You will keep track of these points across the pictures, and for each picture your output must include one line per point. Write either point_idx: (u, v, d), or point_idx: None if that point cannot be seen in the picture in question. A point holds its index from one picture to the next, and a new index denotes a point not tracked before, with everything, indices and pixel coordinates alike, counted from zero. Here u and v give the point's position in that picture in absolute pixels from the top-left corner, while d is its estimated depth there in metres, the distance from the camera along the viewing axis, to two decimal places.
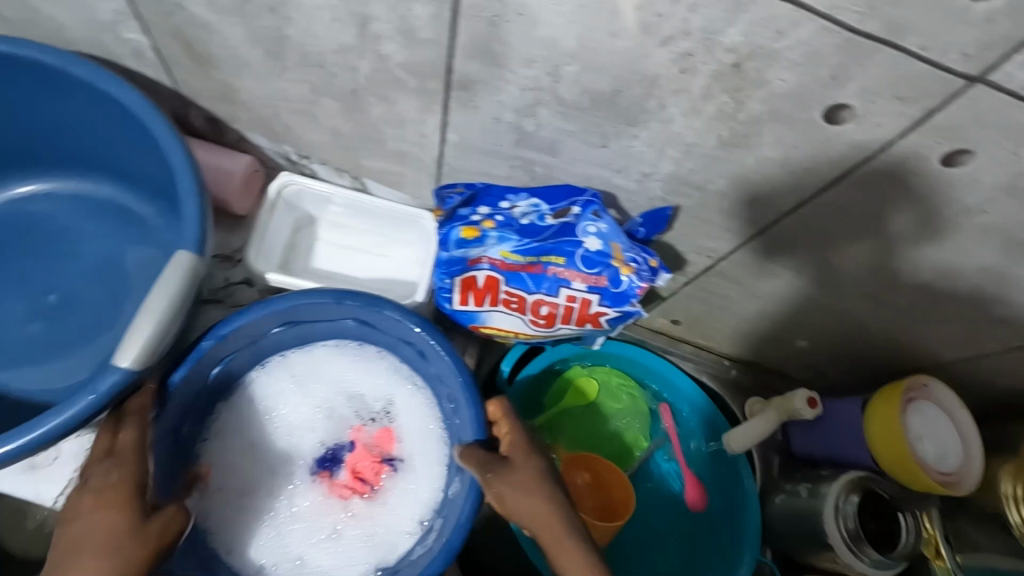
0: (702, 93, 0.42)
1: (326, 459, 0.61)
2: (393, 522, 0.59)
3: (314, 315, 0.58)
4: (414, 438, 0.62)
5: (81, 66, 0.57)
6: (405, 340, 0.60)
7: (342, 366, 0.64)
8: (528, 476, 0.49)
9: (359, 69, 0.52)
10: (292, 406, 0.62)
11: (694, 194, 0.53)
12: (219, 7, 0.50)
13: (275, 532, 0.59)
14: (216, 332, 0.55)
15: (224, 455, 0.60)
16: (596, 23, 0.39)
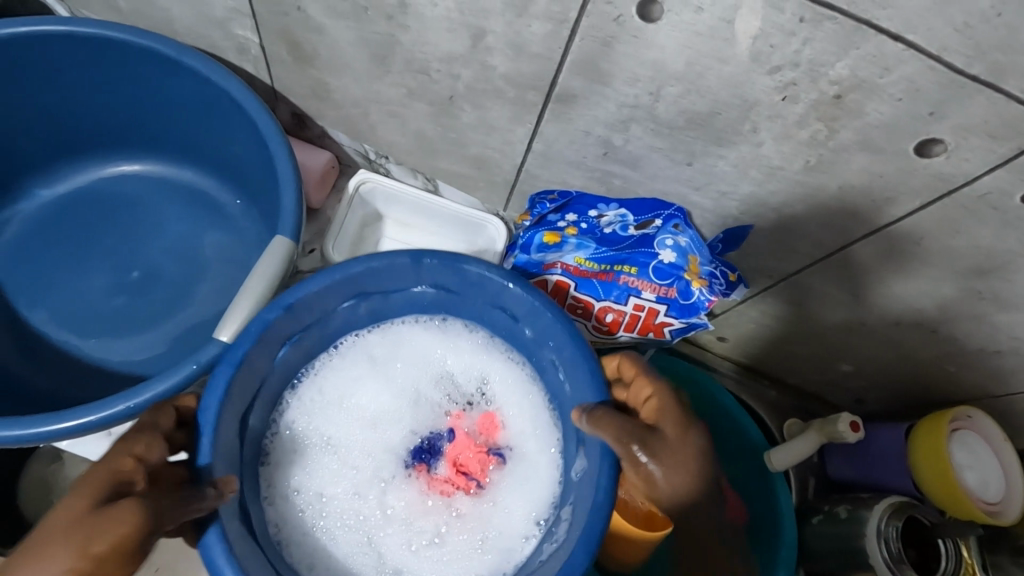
0: (798, 120, 0.45)
1: (422, 450, 0.56)
2: (506, 525, 0.53)
3: (389, 282, 0.54)
4: (517, 422, 0.57)
5: (195, 58, 0.61)
6: (496, 305, 0.55)
7: (430, 341, 0.59)
8: (678, 453, 0.46)
9: (461, 77, 0.55)
10: (374, 393, 0.57)
11: (770, 216, 0.56)
12: (335, 11, 0.53)
13: (363, 535, 0.53)
14: (281, 302, 0.49)
15: (302, 448, 0.55)
16: (708, 50, 0.42)
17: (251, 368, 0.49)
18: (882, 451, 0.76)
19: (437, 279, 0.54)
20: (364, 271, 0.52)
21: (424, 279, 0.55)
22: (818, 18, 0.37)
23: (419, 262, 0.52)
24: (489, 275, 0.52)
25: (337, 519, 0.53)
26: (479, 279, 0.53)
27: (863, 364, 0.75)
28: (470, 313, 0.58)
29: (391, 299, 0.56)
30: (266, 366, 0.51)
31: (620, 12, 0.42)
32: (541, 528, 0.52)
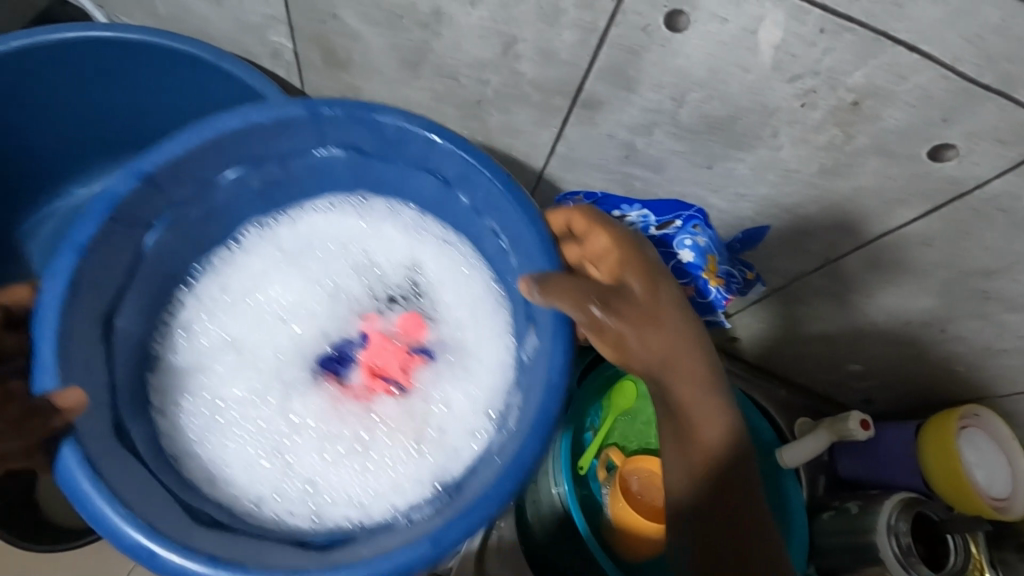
0: (816, 125, 0.47)
1: (333, 359, 0.54)
2: (446, 427, 0.52)
3: (276, 151, 0.50)
4: (450, 317, 0.56)
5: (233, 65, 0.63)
6: (412, 165, 0.52)
7: (348, 222, 0.57)
8: (646, 306, 0.45)
9: (490, 82, 0.57)
10: (285, 287, 0.56)
11: (786, 218, 0.58)
12: (371, 18, 0.56)
13: (268, 447, 0.51)
14: (139, 167, 0.46)
15: (197, 353, 0.53)
16: (731, 58, 0.44)
17: (99, 259, 0.45)
18: (893, 450, 0.78)
19: (344, 135, 0.50)
20: (239, 127, 0.47)
21: (329, 141, 0.51)
22: (838, 29, 0.39)
23: (319, 112, 0.48)
24: (405, 125, 0.49)
25: (236, 426, 0.52)
26: (396, 133, 0.49)
27: (872, 363, 0.76)
28: (389, 186, 0.56)
29: (290, 164, 0.52)
30: (130, 254, 0.48)
31: (648, 21, 0.44)
32: (491, 420, 0.51)
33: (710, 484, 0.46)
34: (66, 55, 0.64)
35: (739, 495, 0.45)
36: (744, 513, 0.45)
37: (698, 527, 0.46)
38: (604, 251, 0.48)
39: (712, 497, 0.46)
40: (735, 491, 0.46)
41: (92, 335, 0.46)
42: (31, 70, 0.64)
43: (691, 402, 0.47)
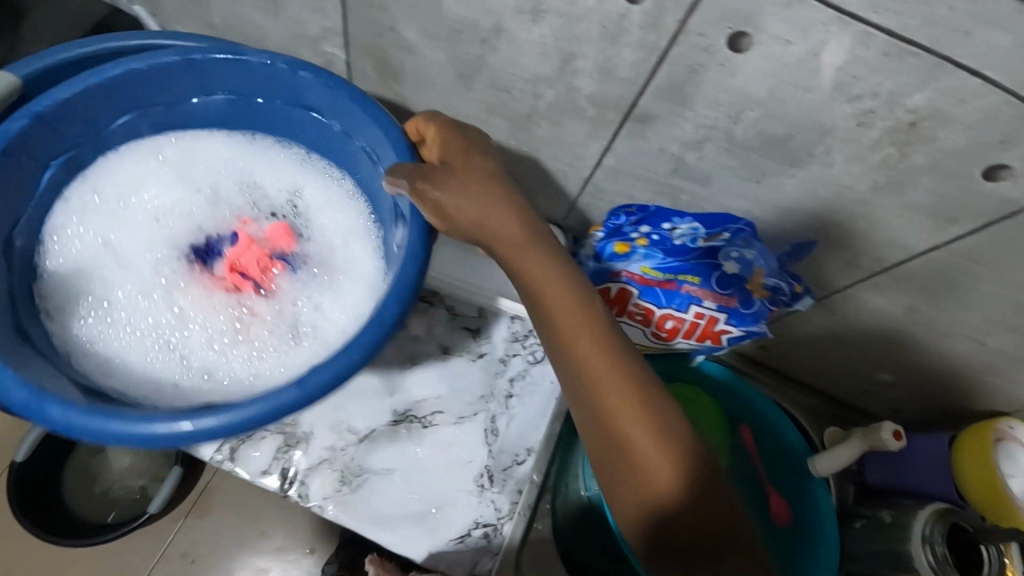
0: (871, 144, 0.48)
1: (202, 252, 0.62)
2: (323, 314, 0.61)
3: (161, 89, 0.58)
4: (320, 232, 0.64)
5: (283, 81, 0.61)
6: (296, 104, 0.60)
7: (223, 149, 0.65)
8: (459, 175, 0.51)
9: (543, 96, 0.59)
10: (162, 193, 0.63)
11: (832, 231, 0.59)
12: (430, 33, 0.57)
13: (156, 338, 0.58)
14: (30, 108, 0.52)
15: (82, 249, 0.60)
16: (792, 79, 0.45)
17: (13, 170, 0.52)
18: (925, 459, 0.78)
19: (224, 79, 0.58)
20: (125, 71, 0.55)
21: (210, 86, 0.59)
22: (903, 54, 0.40)
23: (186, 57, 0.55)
24: (268, 62, 0.56)
25: (126, 324, 0.58)
26: (263, 68, 0.57)
27: (907, 375, 0.77)
28: (270, 122, 0.64)
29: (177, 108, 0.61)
30: (26, 188, 0.56)
31: (711, 42, 0.45)
32: (360, 317, 0.60)
33: (621, 434, 0.47)
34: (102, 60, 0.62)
35: (649, 429, 0.46)
36: (660, 446, 0.46)
37: (621, 484, 0.47)
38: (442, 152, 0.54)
39: (639, 444, 0.46)
40: (652, 431, 0.46)
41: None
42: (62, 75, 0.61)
43: (580, 348, 0.48)
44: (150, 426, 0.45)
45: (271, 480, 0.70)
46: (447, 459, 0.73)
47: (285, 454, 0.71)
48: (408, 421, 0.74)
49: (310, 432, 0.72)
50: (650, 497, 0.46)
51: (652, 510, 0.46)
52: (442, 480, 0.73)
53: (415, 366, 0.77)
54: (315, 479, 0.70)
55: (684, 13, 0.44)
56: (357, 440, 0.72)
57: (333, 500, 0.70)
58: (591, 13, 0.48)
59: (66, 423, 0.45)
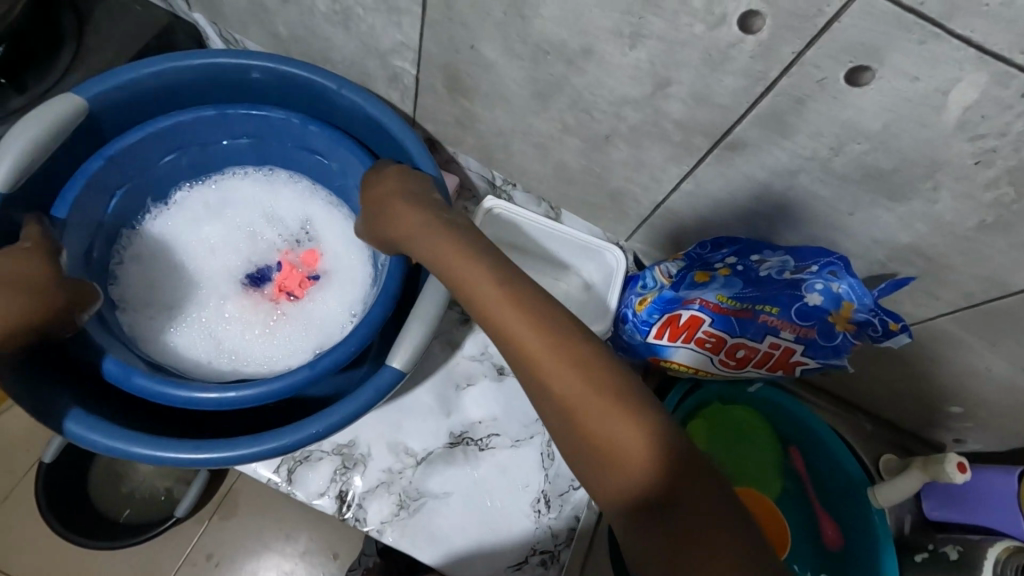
0: (985, 183, 0.46)
1: (254, 277, 0.71)
2: (329, 317, 0.69)
3: (199, 134, 0.68)
4: (334, 248, 0.72)
5: (346, 93, 0.64)
6: (301, 145, 0.70)
7: (238, 190, 0.73)
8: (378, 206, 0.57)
9: (627, 119, 0.57)
10: (212, 230, 0.71)
11: (923, 265, 0.56)
12: (513, 52, 0.56)
13: (209, 341, 0.68)
14: (104, 153, 0.62)
15: (150, 279, 0.69)
16: (912, 114, 0.43)
17: (82, 206, 0.62)
18: (990, 492, 0.76)
19: (247, 125, 0.68)
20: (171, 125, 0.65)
21: (235, 132, 0.69)
22: None
23: (222, 114, 0.66)
24: (286, 116, 0.67)
25: (192, 330, 0.68)
26: (283, 122, 0.67)
27: (979, 407, 0.74)
28: (284, 161, 0.73)
29: (212, 150, 0.70)
30: (98, 210, 0.64)
31: (826, 74, 0.43)
32: (356, 314, 0.69)
33: (583, 420, 0.39)
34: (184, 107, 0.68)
35: (595, 379, 0.40)
36: (613, 394, 0.39)
37: (586, 457, 0.39)
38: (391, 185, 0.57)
39: (582, 399, 0.39)
40: (604, 394, 0.39)
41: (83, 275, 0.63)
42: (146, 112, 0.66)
43: (497, 316, 0.43)
44: (188, 393, 0.55)
45: (327, 502, 0.69)
46: (503, 482, 0.71)
47: (342, 476, 0.69)
48: (465, 443, 0.72)
49: (366, 454, 0.71)
50: (617, 460, 0.38)
51: (623, 476, 0.38)
52: (500, 505, 0.70)
53: (471, 386, 0.75)
54: (373, 504, 0.69)
55: (802, 44, 0.42)
56: (415, 463, 0.71)
57: (391, 525, 0.69)
58: (698, 40, 0.46)
59: (150, 390, 0.56)
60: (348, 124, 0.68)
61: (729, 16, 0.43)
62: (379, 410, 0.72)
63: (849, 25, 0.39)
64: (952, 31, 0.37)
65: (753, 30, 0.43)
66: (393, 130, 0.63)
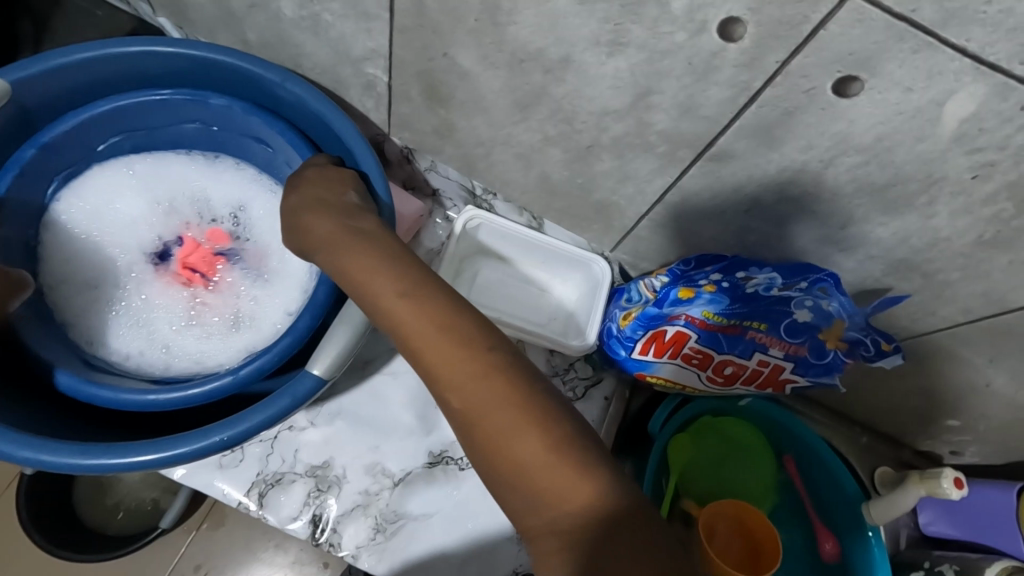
0: (984, 198, 0.44)
1: (156, 252, 0.67)
2: (259, 311, 0.66)
3: (143, 121, 0.65)
4: (263, 238, 0.69)
5: (294, 83, 0.59)
6: (246, 133, 0.66)
7: (176, 170, 0.69)
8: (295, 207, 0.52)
9: (610, 130, 0.54)
10: (128, 202, 0.67)
11: (919, 281, 0.54)
12: (489, 60, 0.53)
13: (123, 322, 0.64)
14: (36, 139, 0.60)
15: (65, 255, 0.65)
16: (907, 127, 0.41)
17: (20, 193, 0.61)
18: (990, 509, 0.74)
19: (193, 113, 0.65)
20: (113, 108, 0.62)
21: (184, 116, 0.66)
22: None
23: (162, 98, 0.63)
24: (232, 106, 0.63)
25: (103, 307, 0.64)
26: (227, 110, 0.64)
27: (979, 428, 0.71)
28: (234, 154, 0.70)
29: (156, 134, 0.67)
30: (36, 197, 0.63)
31: (815, 85, 0.41)
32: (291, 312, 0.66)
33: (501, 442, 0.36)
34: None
35: (511, 388, 0.37)
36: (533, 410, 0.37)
37: (511, 477, 0.36)
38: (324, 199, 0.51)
39: (500, 418, 0.37)
40: (524, 411, 0.37)
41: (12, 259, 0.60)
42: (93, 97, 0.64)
43: (412, 328, 0.40)
44: (113, 393, 0.55)
45: (301, 527, 0.66)
46: (484, 503, 0.69)
47: (316, 499, 0.67)
48: (445, 463, 0.70)
49: (341, 475, 0.68)
50: (537, 483, 0.36)
51: (547, 500, 0.35)
52: (482, 526, 0.68)
53: None
54: (348, 528, 0.67)
55: (787, 54, 0.40)
56: (392, 484, 0.68)
57: (367, 549, 0.66)
58: (678, 49, 0.43)
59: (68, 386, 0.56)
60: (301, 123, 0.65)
61: (710, 24, 0.40)
62: (355, 430, 0.70)
63: (837, 34, 0.37)
64: (946, 40, 0.35)
65: (735, 38, 0.40)
66: (332, 121, 0.59)
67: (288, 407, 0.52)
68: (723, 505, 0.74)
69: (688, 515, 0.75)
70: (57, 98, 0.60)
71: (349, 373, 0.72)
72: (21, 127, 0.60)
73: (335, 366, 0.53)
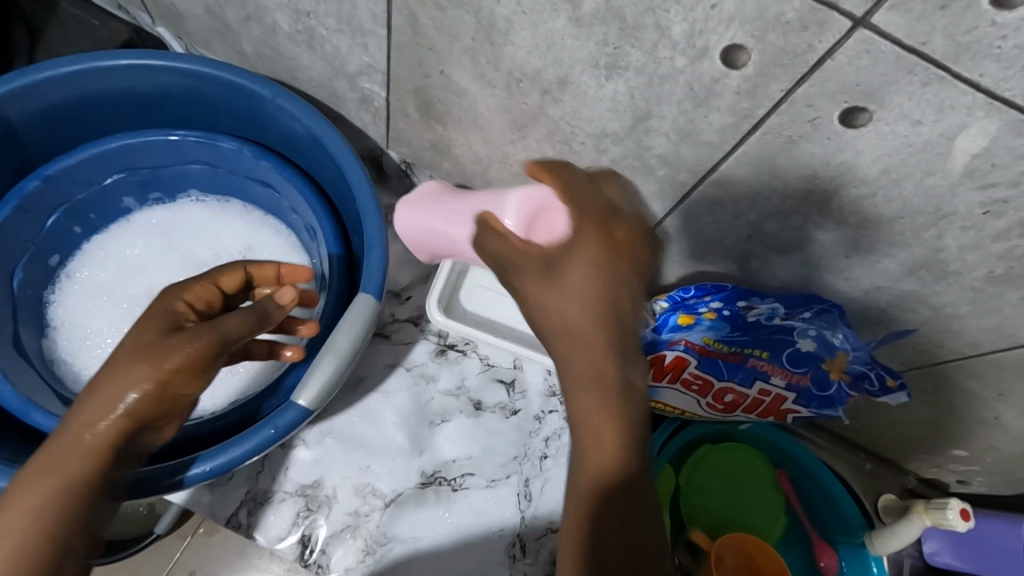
0: (995, 234, 0.42)
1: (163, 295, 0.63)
2: (259, 357, 0.64)
3: (149, 163, 0.64)
4: None
5: (291, 101, 0.58)
6: (252, 177, 0.65)
7: (179, 215, 0.67)
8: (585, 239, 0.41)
9: (608, 152, 0.53)
10: (145, 251, 0.66)
11: (927, 314, 0.52)
12: (485, 79, 0.52)
13: None
14: (41, 172, 0.59)
15: (73, 304, 0.63)
16: (915, 160, 0.39)
17: (17, 227, 0.58)
18: (996, 540, 0.72)
19: (195, 153, 0.64)
20: (122, 145, 0.61)
21: (188, 157, 0.64)
22: None
23: (172, 140, 0.62)
24: (233, 145, 0.62)
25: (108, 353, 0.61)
26: (233, 153, 0.63)
27: (987, 460, 0.69)
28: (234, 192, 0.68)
29: (161, 173, 0.65)
30: (34, 234, 0.60)
31: (819, 115, 0.39)
32: (288, 356, 0.64)
33: None
34: (124, 114, 0.64)
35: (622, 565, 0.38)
36: None
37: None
38: (578, 273, 0.40)
39: None
40: None
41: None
42: (90, 126, 0.64)
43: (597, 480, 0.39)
44: None
45: (289, 547, 0.65)
46: (476, 527, 0.67)
47: (306, 519, 0.66)
48: (437, 484, 0.68)
49: (331, 496, 0.67)
50: None
51: None
52: (473, 549, 0.66)
53: (446, 423, 0.71)
54: (337, 550, 0.65)
55: (792, 82, 0.38)
56: (383, 505, 0.67)
57: (357, 571, 0.65)
58: (678, 74, 0.42)
59: (46, 426, 0.51)
60: (301, 152, 0.64)
61: (711, 50, 0.39)
62: (347, 449, 0.69)
63: (844, 64, 0.35)
64: (959, 74, 0.33)
65: (738, 64, 0.39)
66: (326, 142, 0.58)
67: (276, 437, 0.51)
68: (730, 539, 0.72)
69: (695, 546, 0.72)
70: (47, 115, 0.59)
71: (341, 391, 0.71)
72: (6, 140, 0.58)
73: (318, 395, 0.52)
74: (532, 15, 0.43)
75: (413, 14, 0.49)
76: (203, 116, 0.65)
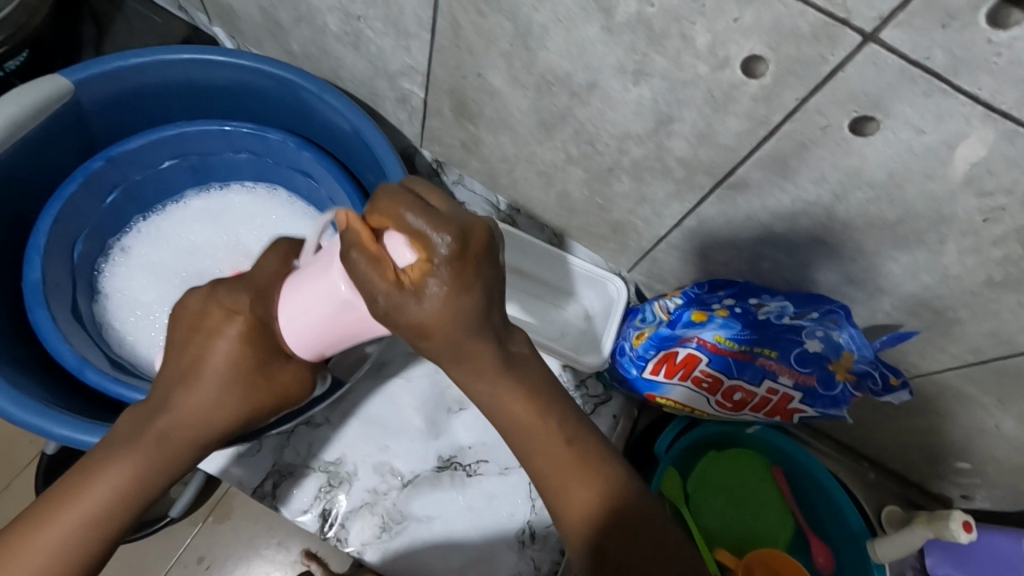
0: (993, 240, 0.45)
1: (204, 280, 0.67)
2: None
3: (202, 150, 0.69)
4: None
5: (337, 98, 0.63)
6: (295, 168, 0.69)
7: (229, 201, 0.72)
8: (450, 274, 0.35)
9: (629, 153, 0.56)
10: (201, 229, 0.71)
11: (930, 318, 0.54)
12: (519, 82, 0.56)
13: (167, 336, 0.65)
14: (105, 154, 0.63)
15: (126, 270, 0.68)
16: (919, 166, 0.42)
17: (80, 202, 0.63)
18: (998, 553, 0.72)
19: (244, 144, 0.68)
20: (177, 133, 0.66)
21: (237, 146, 0.69)
22: None
23: (225, 130, 0.67)
24: (282, 139, 0.67)
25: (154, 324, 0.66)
26: (280, 145, 0.67)
27: (989, 472, 0.70)
28: (278, 183, 0.72)
29: (211, 162, 0.70)
30: (91, 211, 0.65)
31: (830, 122, 0.42)
32: None
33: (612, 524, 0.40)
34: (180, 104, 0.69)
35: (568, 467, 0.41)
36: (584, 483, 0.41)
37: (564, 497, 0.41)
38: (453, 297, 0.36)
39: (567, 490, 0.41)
40: None
41: (60, 263, 0.61)
42: (150, 115, 0.69)
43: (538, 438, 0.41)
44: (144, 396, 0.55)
45: (310, 520, 0.68)
46: (488, 511, 0.70)
47: (327, 494, 0.69)
48: (453, 468, 0.71)
49: (351, 473, 0.70)
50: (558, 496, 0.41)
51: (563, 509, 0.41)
52: (480, 532, 0.69)
53: (462, 411, 0.74)
54: (355, 524, 0.68)
55: (805, 90, 0.41)
56: (401, 484, 0.70)
57: (372, 546, 0.68)
58: (699, 80, 0.45)
59: (100, 385, 0.56)
60: (346, 153, 0.69)
61: (732, 59, 0.42)
62: (367, 431, 0.72)
63: (854, 75, 0.39)
64: (958, 86, 0.36)
65: (756, 73, 0.42)
66: (367, 137, 0.62)
67: None
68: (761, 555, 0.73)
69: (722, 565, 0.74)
70: (113, 102, 0.65)
71: (365, 375, 0.74)
72: (75, 124, 0.63)
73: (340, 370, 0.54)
74: (567, 22, 0.47)
75: (455, 19, 0.53)
76: (254, 111, 0.70)
